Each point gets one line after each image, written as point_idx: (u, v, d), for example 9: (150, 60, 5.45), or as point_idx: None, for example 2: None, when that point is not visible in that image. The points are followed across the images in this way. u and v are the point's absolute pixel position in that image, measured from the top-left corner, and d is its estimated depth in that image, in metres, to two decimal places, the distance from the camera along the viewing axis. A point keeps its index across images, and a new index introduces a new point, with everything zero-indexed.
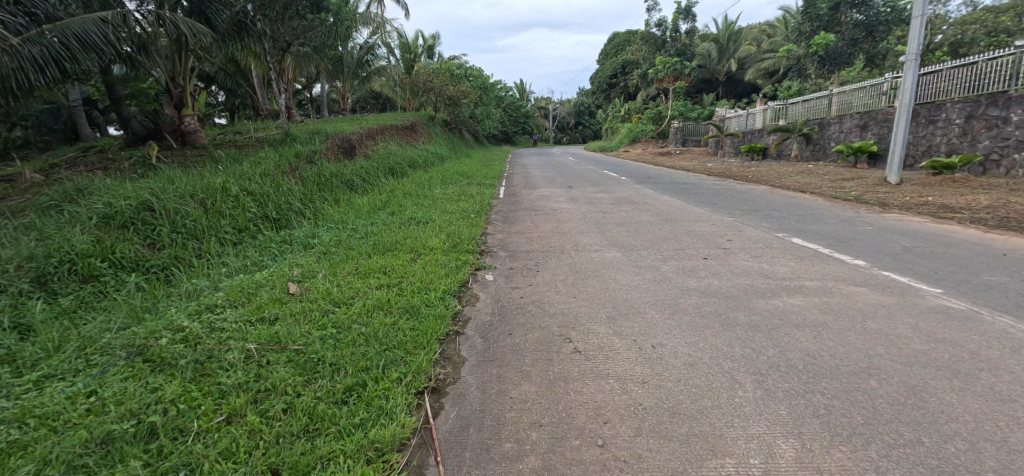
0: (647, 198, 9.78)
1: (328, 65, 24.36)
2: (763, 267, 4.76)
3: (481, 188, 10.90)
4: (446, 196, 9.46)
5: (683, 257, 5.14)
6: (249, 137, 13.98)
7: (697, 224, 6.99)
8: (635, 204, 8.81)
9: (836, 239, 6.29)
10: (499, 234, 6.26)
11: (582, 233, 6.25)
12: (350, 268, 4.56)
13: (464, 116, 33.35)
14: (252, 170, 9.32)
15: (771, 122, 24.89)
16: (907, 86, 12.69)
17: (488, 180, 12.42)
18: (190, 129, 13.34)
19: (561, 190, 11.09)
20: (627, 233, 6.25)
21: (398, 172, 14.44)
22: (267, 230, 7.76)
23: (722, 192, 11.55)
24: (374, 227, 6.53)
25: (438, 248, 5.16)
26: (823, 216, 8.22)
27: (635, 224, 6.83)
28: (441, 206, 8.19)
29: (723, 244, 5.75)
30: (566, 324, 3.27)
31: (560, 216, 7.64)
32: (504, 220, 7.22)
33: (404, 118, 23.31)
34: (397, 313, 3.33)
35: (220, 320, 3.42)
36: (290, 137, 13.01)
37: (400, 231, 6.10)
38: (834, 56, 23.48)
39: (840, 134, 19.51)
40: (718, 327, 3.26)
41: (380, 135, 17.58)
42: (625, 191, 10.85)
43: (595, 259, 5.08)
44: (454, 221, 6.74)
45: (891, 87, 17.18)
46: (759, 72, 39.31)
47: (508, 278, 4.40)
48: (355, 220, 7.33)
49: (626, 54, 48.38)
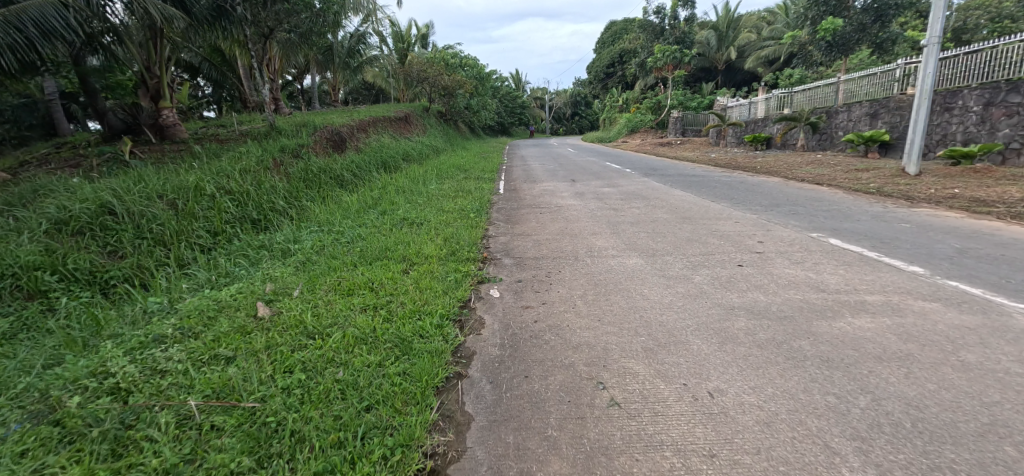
0: (658, 193, 9.12)
1: (318, 55, 23.54)
2: (810, 277, 4.11)
3: (479, 183, 10.21)
4: (441, 193, 8.81)
5: (714, 264, 4.49)
6: (232, 131, 13.26)
7: (719, 223, 6.33)
8: (647, 200, 8.15)
9: (877, 238, 5.65)
10: (503, 236, 5.60)
11: (595, 235, 5.58)
12: (332, 282, 3.89)
13: (459, 107, 32.60)
14: (232, 166, 8.61)
15: (775, 111, 24.20)
16: (928, 72, 12.05)
17: (486, 174, 11.73)
18: (169, 123, 12.61)
19: (564, 184, 10.43)
20: (645, 235, 5.59)
21: (392, 166, 13.75)
22: (246, 233, 7.09)
23: (735, 185, 10.91)
24: (362, 230, 5.86)
25: (433, 256, 4.50)
26: (850, 211, 7.60)
27: (652, 224, 6.17)
28: (437, 204, 7.56)
29: (755, 248, 5.10)
30: (594, 361, 2.62)
31: (567, 214, 6.98)
32: (506, 219, 6.55)
33: (398, 109, 22.51)
34: (383, 349, 2.67)
35: (165, 359, 2.77)
36: (277, 130, 12.29)
37: (392, 235, 5.44)
38: (841, 42, 22.79)
39: (849, 123, 18.85)
40: (785, 363, 2.61)
41: (373, 127, 16.84)
42: (632, 185, 10.17)
43: (614, 267, 4.41)
44: (452, 222, 6.10)
45: (904, 73, 16.50)
46: (759, 60, 38.64)
47: (517, 294, 3.73)
48: (344, 222, 6.69)
49: (624, 43, 47.61)
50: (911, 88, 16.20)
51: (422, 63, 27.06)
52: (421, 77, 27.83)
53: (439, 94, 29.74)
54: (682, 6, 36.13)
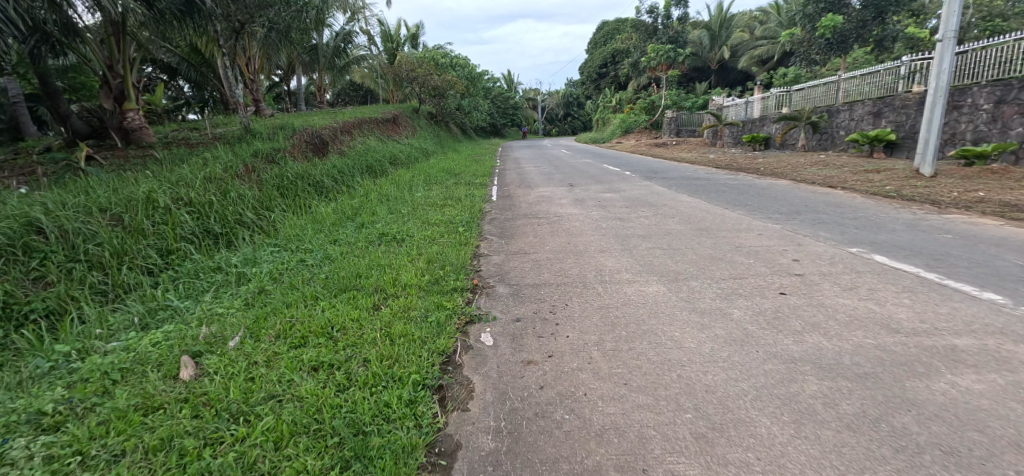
0: (665, 198, 8.38)
1: (301, 54, 22.63)
2: (874, 311, 3.36)
3: (470, 189, 9.44)
4: (427, 201, 8.02)
5: (753, 291, 3.72)
6: (206, 134, 12.37)
7: (740, 235, 5.56)
8: (654, 207, 7.39)
9: (925, 254, 4.91)
10: (497, 255, 4.80)
11: (603, 253, 4.80)
12: (282, 326, 3.09)
13: (450, 107, 31.76)
14: (195, 173, 7.77)
15: (773, 110, 23.48)
16: (943, 68, 11.32)
17: (478, 179, 10.95)
18: (134, 127, 11.71)
19: (562, 189, 9.67)
20: (662, 252, 4.82)
21: (377, 171, 12.93)
22: (207, 250, 6.27)
23: (743, 188, 10.20)
24: (333, 249, 5.05)
25: (411, 285, 3.70)
26: (880, 220, 6.86)
27: (667, 238, 5.40)
28: (421, 214, 6.80)
29: (793, 268, 4.35)
30: (628, 465, 1.85)
31: (569, 225, 6.21)
32: (500, 233, 5.76)
33: (385, 110, 21.62)
34: (328, 451, 1.91)
35: (24, 459, 1.98)
36: (251, 132, 11.45)
37: (367, 255, 4.65)
38: (842, 39, 22.27)
39: (852, 122, 18.20)
40: (895, 465, 1.87)
41: (358, 129, 15.99)
42: (635, 190, 9.41)
43: (633, 296, 3.64)
44: (438, 238, 5.32)
45: (909, 71, 15.79)
46: (752, 60, 38.19)
47: (514, 340, 2.91)
48: (316, 237, 5.90)
49: (616, 44, 47.02)
50: (917, 85, 15.52)
51: (411, 62, 26.22)
52: (410, 77, 26.97)
53: (429, 94, 28.92)
54: (675, 5, 35.55)
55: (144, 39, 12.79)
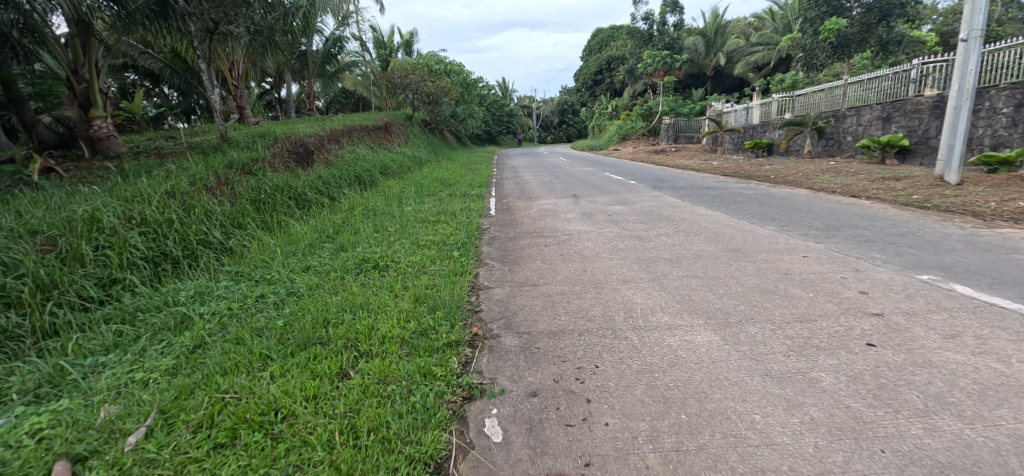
0: (681, 211, 7.55)
1: (289, 59, 21.82)
2: (1001, 374, 2.53)
3: (464, 201, 8.59)
4: (417, 216, 7.18)
5: (833, 342, 2.88)
6: (180, 143, 11.59)
7: (783, 258, 4.72)
8: (672, 222, 6.56)
9: (1011, 282, 4.06)
10: (501, 287, 3.95)
11: (628, 283, 3.95)
12: (209, 411, 2.25)
13: (444, 115, 31.07)
14: (155, 186, 6.93)
15: (775, 115, 22.65)
16: (968, 70, 10.47)
17: (473, 190, 10.12)
18: (101, 135, 10.89)
19: (566, 201, 8.84)
20: (700, 282, 3.97)
21: (366, 181, 12.09)
22: (161, 278, 5.44)
23: (761, 197, 9.39)
24: (302, 280, 4.22)
25: (392, 338, 2.87)
26: (929, 235, 6.02)
27: (699, 263, 4.56)
28: (410, 233, 5.98)
29: (866, 305, 3.50)
30: None
31: (579, 245, 5.36)
32: (501, 257, 4.89)
33: (376, 117, 20.80)
34: None
35: None
36: (228, 141, 10.63)
37: (341, 290, 3.82)
38: (846, 44, 20.37)
39: (860, 127, 17.41)
40: None
41: (346, 137, 15.15)
42: (645, 202, 8.58)
43: (680, 351, 2.79)
44: (431, 264, 4.50)
45: (919, 74, 14.98)
46: (747, 66, 37.80)
47: (531, 432, 2.09)
48: (287, 262, 5.08)
49: (611, 50, 46.51)
50: (928, 89, 14.70)
51: (404, 68, 25.49)
52: (401, 84, 26.19)
53: (422, 101, 28.18)
54: (671, 12, 35.00)
55: (116, 41, 12.05)
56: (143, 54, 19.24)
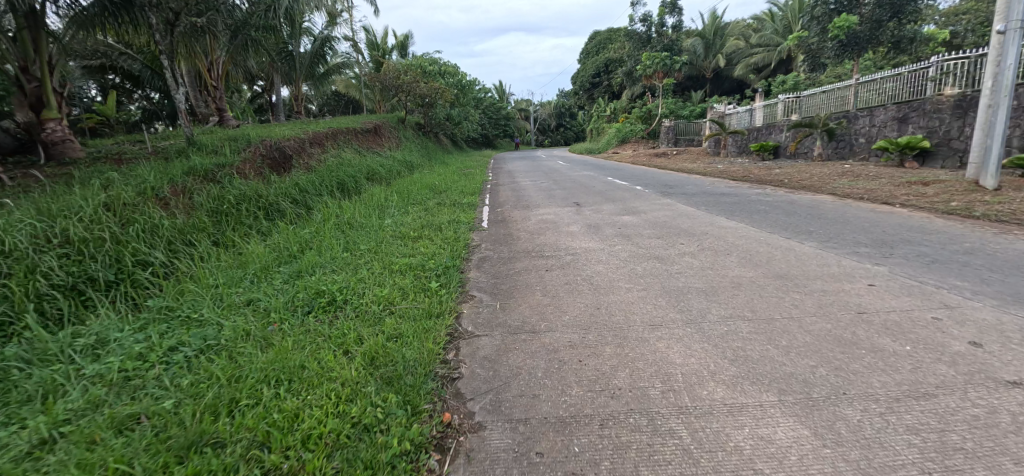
0: (700, 222, 6.59)
1: (277, 61, 20.90)
2: None
3: (452, 212, 7.62)
4: (397, 230, 6.22)
5: (982, 441, 1.94)
6: (146, 148, 10.63)
7: (845, 289, 3.74)
8: (694, 236, 5.60)
9: None
10: (490, 335, 3.00)
11: (659, 330, 2.97)
12: None
13: (439, 118, 30.08)
14: (91, 200, 6.00)
15: (781, 117, 21.27)
16: (1009, 64, 9.15)
17: (464, 198, 9.14)
18: (56, 139, 9.91)
19: (568, 211, 7.90)
20: (752, 327, 3.01)
21: (350, 188, 11.12)
22: (77, 311, 4.52)
23: (783, 203, 8.39)
24: (228, 324, 3.30)
25: (318, 440, 1.94)
26: (1000, 252, 5.03)
27: (743, 296, 3.58)
28: (384, 253, 5.04)
29: (991, 367, 2.52)
30: None
31: (589, 268, 4.39)
32: (493, 287, 3.92)
33: (366, 120, 19.78)
34: None
35: None
36: (194, 144, 9.69)
37: (275, 343, 2.90)
38: (854, 42, 18.68)
39: (873, 129, 16.07)
40: None
41: (330, 140, 14.14)
42: (655, 212, 7.58)
43: (759, 463, 1.84)
44: (401, 299, 3.56)
45: (940, 72, 13.58)
46: (747, 68, 37.02)
47: None
48: (228, 293, 4.17)
49: (609, 53, 45.69)
50: (948, 88, 13.34)
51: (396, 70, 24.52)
52: (392, 86, 25.18)
53: (416, 104, 27.28)
54: (669, 13, 34.20)
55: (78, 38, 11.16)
56: (121, 54, 18.42)
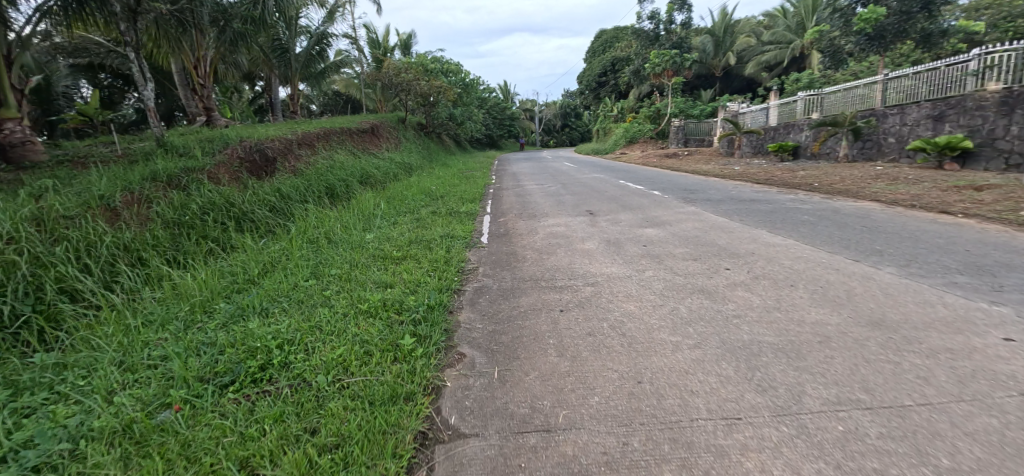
0: (738, 237, 5.51)
1: (271, 58, 19.91)
2: None
3: (448, 223, 6.57)
4: (379, 249, 5.18)
5: None
6: (116, 150, 9.64)
7: (976, 347, 2.70)
8: (740, 258, 4.53)
9: None
10: (482, 438, 2.00)
11: (738, 431, 1.97)
12: None
13: (441, 118, 29.03)
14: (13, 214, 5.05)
15: (800, 116, 19.73)
16: None
17: (462, 207, 8.11)
18: (14, 141, 8.93)
19: (581, 222, 6.85)
20: (880, 426, 2.00)
21: (339, 194, 10.12)
22: None
23: (827, 213, 7.29)
24: (107, 408, 2.34)
25: None
26: None
27: (839, 360, 2.54)
28: (356, 282, 4.03)
29: None
30: None
31: (616, 307, 3.34)
32: (491, 340, 2.90)
33: (363, 120, 18.70)
34: None
35: None
36: (164, 145, 8.74)
37: (154, 455, 1.95)
38: (882, 35, 17.17)
39: (904, 128, 14.70)
40: None
41: (322, 141, 13.14)
42: (682, 224, 6.49)
43: None
44: (361, 365, 2.55)
45: (984, 65, 12.31)
46: (759, 65, 35.70)
47: None
48: (146, 343, 3.21)
49: (616, 52, 44.55)
50: (993, 83, 12.13)
51: (394, 67, 23.46)
52: (391, 84, 24.10)
53: (416, 103, 26.27)
54: (678, 10, 33.03)
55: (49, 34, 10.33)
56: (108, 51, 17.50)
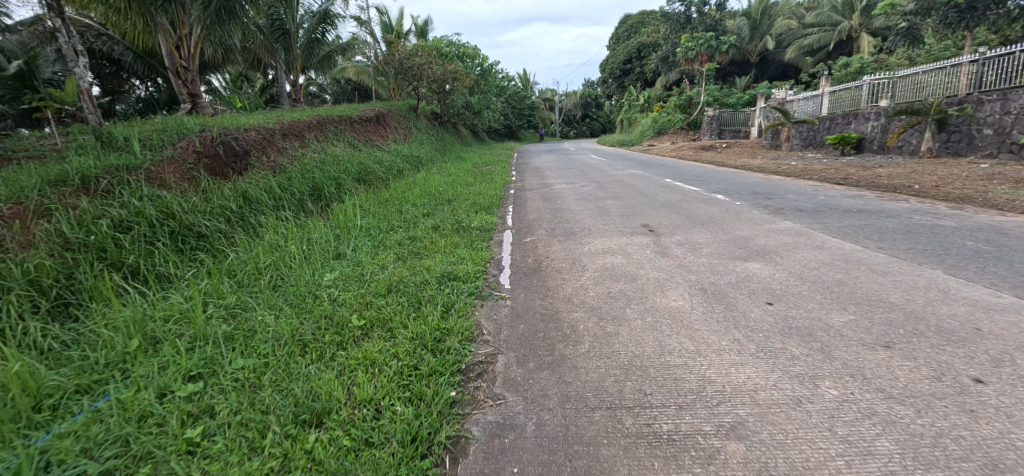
0: (915, 288, 3.41)
1: (270, 40, 17.93)
2: None
3: (452, 251, 4.51)
4: (331, 305, 3.18)
5: None
6: (50, 142, 7.69)
7: None
8: (979, 352, 2.45)
9: None
10: None
11: None
12: None
13: (455, 106, 26.94)
14: None
15: (865, 104, 17.00)
16: None
17: (474, 219, 6.08)
18: None
19: (645, 246, 4.78)
20: None
21: (326, 195, 8.20)
22: None
23: (988, 234, 5.12)
24: None
25: None
26: None
27: None
28: (254, 408, 2.07)
29: None
30: None
31: None
32: None
33: (367, 107, 16.65)
34: None
35: None
36: (100, 137, 6.84)
37: None
38: (973, 5, 14.75)
39: (1007, 117, 12.10)
40: None
41: (315, 132, 11.20)
42: (796, 253, 4.37)
43: None
44: None
45: None
46: (800, 50, 32.75)
47: None
48: None
49: (642, 37, 41.80)
50: None
51: (404, 51, 21.28)
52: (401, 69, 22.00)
53: (429, 92, 24.21)
54: None
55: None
56: (98, 36, 15.65)
